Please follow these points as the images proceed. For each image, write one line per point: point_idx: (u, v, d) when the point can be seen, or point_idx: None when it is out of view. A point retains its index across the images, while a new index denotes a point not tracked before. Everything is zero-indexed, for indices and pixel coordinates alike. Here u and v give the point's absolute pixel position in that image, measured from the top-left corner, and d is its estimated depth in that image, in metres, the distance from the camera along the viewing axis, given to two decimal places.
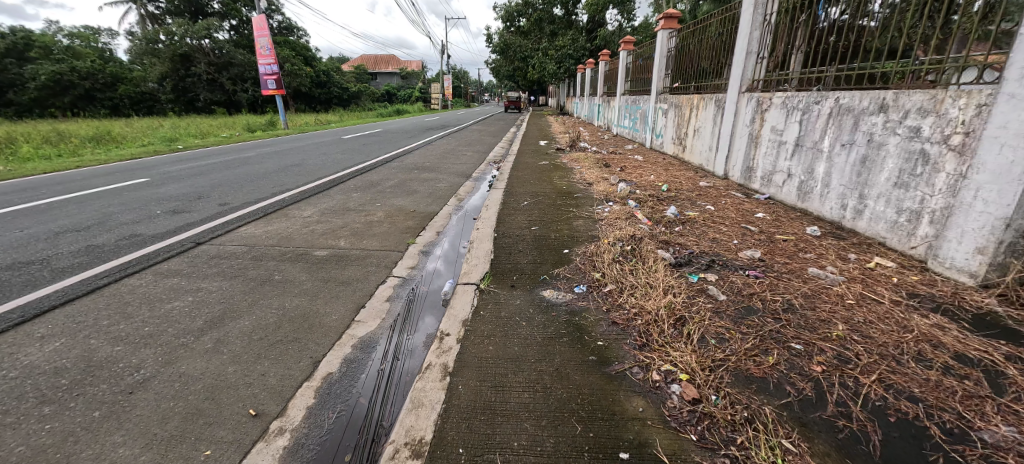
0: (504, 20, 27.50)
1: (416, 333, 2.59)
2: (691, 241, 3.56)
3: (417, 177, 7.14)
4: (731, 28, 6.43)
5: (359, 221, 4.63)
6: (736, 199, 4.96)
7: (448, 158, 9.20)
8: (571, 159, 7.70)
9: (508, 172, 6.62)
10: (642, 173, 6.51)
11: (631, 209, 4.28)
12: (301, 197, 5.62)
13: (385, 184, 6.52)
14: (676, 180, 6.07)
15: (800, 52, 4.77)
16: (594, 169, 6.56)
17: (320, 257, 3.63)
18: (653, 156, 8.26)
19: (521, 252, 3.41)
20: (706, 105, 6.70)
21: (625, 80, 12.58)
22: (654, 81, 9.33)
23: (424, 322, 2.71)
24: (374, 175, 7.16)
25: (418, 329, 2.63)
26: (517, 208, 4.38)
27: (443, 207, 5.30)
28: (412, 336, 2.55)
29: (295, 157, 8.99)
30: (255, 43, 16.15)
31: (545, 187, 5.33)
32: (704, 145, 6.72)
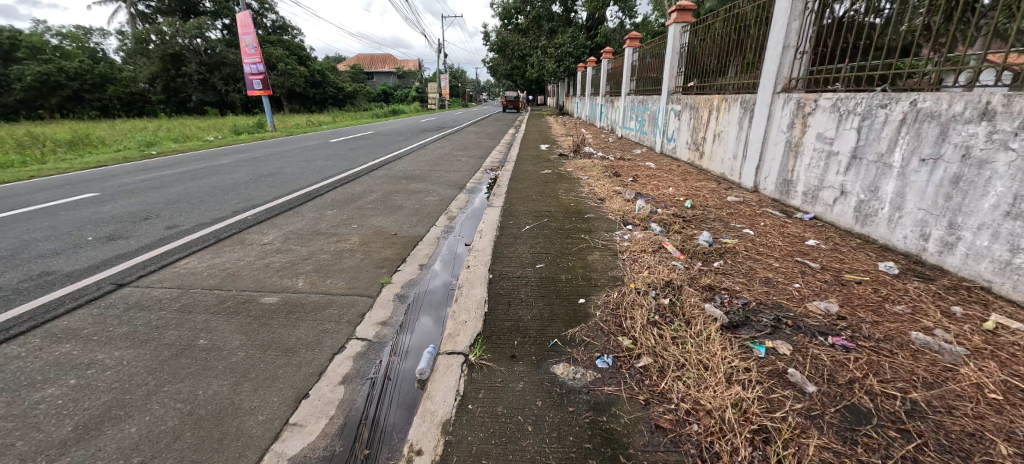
0: (501, 19, 26.74)
1: (414, 335, 2.60)
2: (741, 285, 2.79)
3: (404, 189, 6.35)
4: (753, 21, 5.79)
5: (327, 250, 3.84)
6: (776, 220, 4.19)
7: (441, 165, 8.42)
8: (577, 167, 6.92)
9: (506, 184, 5.81)
10: (658, 184, 5.74)
11: (656, 236, 3.51)
12: (266, 216, 4.84)
13: (367, 199, 5.74)
14: (699, 193, 5.30)
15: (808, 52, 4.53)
16: (604, 180, 5.77)
17: (267, 306, 2.84)
18: (666, 163, 7.49)
19: (524, 302, 2.63)
20: (730, 107, 5.92)
21: (631, 79, 11.78)
22: (664, 79, 8.55)
23: (421, 324, 2.72)
24: (356, 187, 6.37)
25: (415, 332, 2.63)
26: (517, 236, 3.61)
27: (429, 228, 4.50)
28: (410, 338, 2.56)
29: (273, 165, 8.16)
30: (239, 41, 15.30)
31: (548, 204, 4.55)
32: (728, 152, 5.95)
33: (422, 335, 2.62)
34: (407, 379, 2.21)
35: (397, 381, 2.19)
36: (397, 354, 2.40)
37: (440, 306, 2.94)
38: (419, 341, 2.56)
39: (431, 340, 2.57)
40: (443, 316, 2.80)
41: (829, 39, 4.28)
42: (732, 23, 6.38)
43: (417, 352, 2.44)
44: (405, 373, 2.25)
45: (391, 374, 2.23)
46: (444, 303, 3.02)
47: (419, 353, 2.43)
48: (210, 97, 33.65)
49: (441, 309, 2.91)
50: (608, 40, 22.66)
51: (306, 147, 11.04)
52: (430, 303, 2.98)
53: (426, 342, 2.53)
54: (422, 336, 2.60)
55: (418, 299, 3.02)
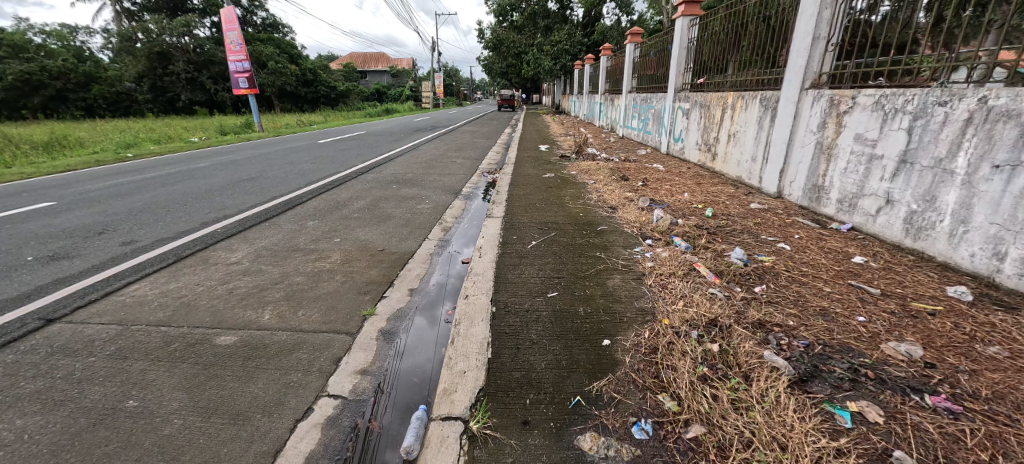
0: (496, 15, 26.20)
1: (409, 334, 2.54)
2: (794, 320, 2.32)
3: (394, 195, 5.84)
4: (753, 18, 5.80)
5: (303, 271, 3.32)
6: (812, 232, 3.73)
7: (435, 167, 7.92)
8: (580, 170, 6.43)
9: (505, 189, 5.31)
10: (671, 190, 5.26)
11: (683, 255, 3.03)
12: (238, 229, 4.32)
13: (353, 207, 5.22)
14: (718, 199, 4.83)
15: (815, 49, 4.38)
16: (612, 186, 5.29)
17: (220, 350, 2.32)
18: (675, 165, 7.02)
19: (536, 345, 2.14)
20: (748, 105, 5.46)
21: (632, 76, 11.31)
22: (671, 75, 8.08)
23: (416, 323, 2.66)
24: (342, 194, 5.85)
25: (410, 331, 2.57)
26: (523, 254, 3.11)
27: (420, 242, 3.98)
28: (405, 338, 2.50)
29: (253, 169, 7.59)
30: (223, 37, 14.65)
31: (554, 214, 4.07)
32: (745, 154, 5.50)
33: (417, 335, 2.56)
34: (404, 379, 2.16)
35: (394, 380, 2.14)
36: (393, 353, 2.34)
37: (435, 306, 2.88)
38: (415, 341, 2.51)
39: (426, 340, 2.51)
40: (439, 317, 2.74)
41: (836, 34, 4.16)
42: (733, 20, 6.32)
43: (413, 352, 2.38)
44: (403, 373, 2.20)
45: (386, 375, 2.17)
46: (439, 302, 2.95)
47: (415, 354, 2.37)
48: (198, 96, 32.82)
49: (437, 310, 2.84)
50: (605, 38, 22.20)
51: (292, 148, 10.45)
52: (426, 302, 2.92)
53: (422, 342, 2.47)
54: (417, 336, 2.55)
55: (405, 332, 2.56)
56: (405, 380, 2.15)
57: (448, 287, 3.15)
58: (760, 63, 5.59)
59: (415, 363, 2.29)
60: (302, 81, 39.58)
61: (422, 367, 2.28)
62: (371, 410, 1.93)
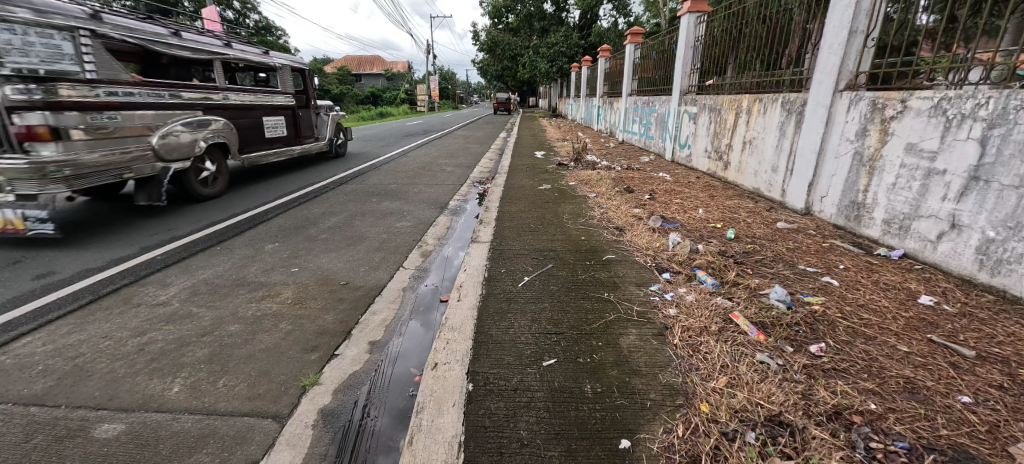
0: (491, 17, 25.66)
1: (402, 339, 2.51)
2: (876, 402, 1.70)
3: (372, 210, 5.22)
4: (752, 19, 5.63)
5: (241, 316, 2.69)
6: (859, 261, 3.13)
7: (422, 176, 7.32)
8: (580, 180, 5.83)
9: (496, 203, 4.69)
10: (683, 204, 4.67)
11: (712, 298, 2.43)
12: (183, 256, 3.70)
13: (323, 225, 4.59)
14: (739, 216, 4.24)
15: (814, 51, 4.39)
16: (618, 201, 4.69)
17: (94, 449, 1.69)
18: (681, 174, 6.45)
19: (526, 450, 1.49)
20: (766, 109, 4.89)
21: (632, 78, 10.74)
22: (675, 77, 7.52)
23: (411, 327, 2.65)
24: (314, 209, 5.22)
25: (405, 335, 2.55)
26: (511, 298, 2.48)
27: (394, 273, 3.36)
28: (398, 343, 2.47)
29: (223, 179, 6.97)
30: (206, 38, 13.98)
31: (550, 238, 3.45)
32: (763, 163, 4.93)
33: (411, 339, 2.54)
34: (397, 385, 2.13)
35: (386, 387, 2.11)
36: (341, 432, 1.80)
37: (430, 308, 2.86)
38: (409, 344, 2.49)
39: (420, 344, 2.49)
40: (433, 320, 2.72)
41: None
42: (734, 20, 6.03)
43: (407, 356, 2.36)
44: (396, 378, 2.18)
45: (374, 389, 2.08)
46: (434, 305, 2.93)
47: (408, 359, 2.33)
48: None
49: (432, 313, 2.83)
50: (602, 39, 21.65)
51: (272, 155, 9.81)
52: (420, 306, 2.89)
53: (417, 345, 2.46)
54: (411, 339, 2.53)
55: (363, 399, 2.01)
56: (398, 384, 2.13)
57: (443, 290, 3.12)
58: (759, 65, 5.44)
59: (408, 368, 2.26)
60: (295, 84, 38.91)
61: (416, 371, 2.25)
62: (361, 418, 1.90)
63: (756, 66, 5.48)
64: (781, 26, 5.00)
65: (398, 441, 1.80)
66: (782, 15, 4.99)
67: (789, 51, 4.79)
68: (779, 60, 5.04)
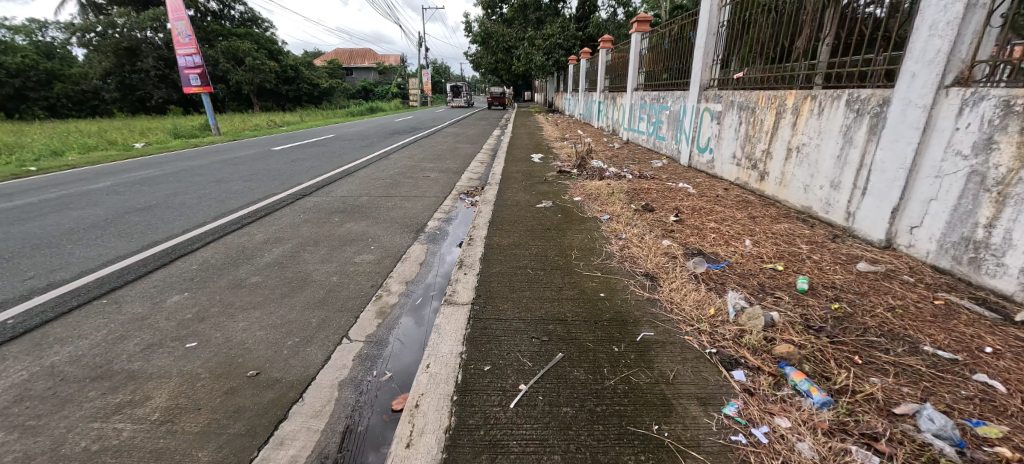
0: (484, 8, 24.38)
1: (396, 335, 2.49)
2: None
3: (331, 235, 4.16)
4: (757, 10, 5.23)
5: (63, 457, 1.66)
6: (1011, 340, 2.12)
7: (400, 185, 6.28)
8: (587, 195, 4.81)
9: (483, 228, 3.65)
10: (721, 231, 3.69)
11: (844, 445, 1.41)
12: (46, 318, 2.65)
13: (259, 261, 3.53)
14: (799, 250, 3.26)
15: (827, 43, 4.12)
16: (639, 227, 3.67)
17: None
18: (705, 184, 5.46)
19: None
20: (823, 109, 3.89)
21: (637, 71, 9.72)
22: (694, 68, 6.49)
23: (404, 322, 2.63)
24: (256, 235, 4.15)
25: (398, 331, 2.53)
26: (499, 441, 1.47)
27: (332, 349, 2.32)
28: (393, 338, 2.46)
29: (161, 190, 5.86)
30: (171, 28, 12.74)
31: (556, 295, 2.44)
32: (818, 175, 3.96)
33: (404, 334, 2.52)
34: (387, 385, 2.09)
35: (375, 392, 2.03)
36: None
37: (421, 305, 2.83)
38: (403, 339, 2.47)
39: (414, 339, 2.48)
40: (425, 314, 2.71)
41: (847, 28, 3.89)
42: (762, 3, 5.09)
43: (400, 353, 2.34)
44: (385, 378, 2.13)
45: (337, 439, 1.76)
46: (425, 300, 2.92)
47: (400, 357, 2.30)
48: (170, 94, 30.64)
49: (424, 307, 2.81)
50: (600, 31, 20.51)
51: (236, 158, 8.68)
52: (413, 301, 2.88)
53: (410, 340, 2.44)
54: (405, 335, 2.51)
55: None
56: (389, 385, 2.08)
57: (435, 286, 3.11)
58: (761, 58, 5.20)
59: (400, 364, 2.24)
60: (282, 78, 37.38)
61: (409, 367, 2.23)
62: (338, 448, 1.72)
63: (759, 59, 5.22)
64: (789, 16, 4.69)
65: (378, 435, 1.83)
66: (791, 5, 4.67)
67: (801, 41, 4.49)
68: (787, 52, 4.76)
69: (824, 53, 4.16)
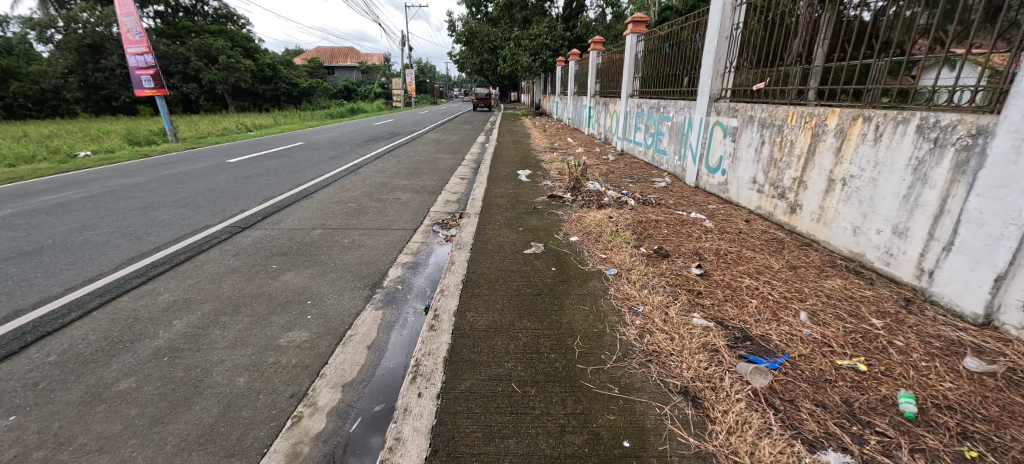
0: (468, 6, 23.31)
1: (381, 348, 2.57)
2: None
3: (258, 295, 3.21)
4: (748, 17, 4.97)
5: None
6: None
7: (363, 213, 5.33)
8: (586, 233, 3.93)
9: (454, 294, 2.74)
10: (762, 292, 2.86)
11: None
12: None
13: (144, 347, 2.59)
14: (872, 330, 2.46)
15: (822, 51, 3.94)
16: (658, 289, 2.81)
17: None
18: (722, 214, 4.65)
19: None
20: (882, 135, 3.12)
21: (632, 76, 8.90)
22: (701, 75, 5.72)
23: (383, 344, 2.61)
24: (159, 297, 3.20)
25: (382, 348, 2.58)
26: None
27: None
28: (378, 350, 2.55)
29: (68, 223, 4.81)
30: (119, 24, 11.51)
31: (555, 448, 1.57)
32: (871, 214, 3.21)
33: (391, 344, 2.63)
34: (375, 391, 2.21)
35: (365, 401, 2.14)
36: None
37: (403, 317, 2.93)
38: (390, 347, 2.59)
39: (399, 344, 2.62)
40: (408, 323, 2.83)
41: (845, 37, 3.71)
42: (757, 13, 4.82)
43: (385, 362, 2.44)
44: (373, 386, 2.24)
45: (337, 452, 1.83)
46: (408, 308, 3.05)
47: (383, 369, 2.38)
48: None
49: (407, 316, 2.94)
50: (589, 32, 19.76)
51: (179, 173, 7.56)
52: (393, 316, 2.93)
53: (395, 348, 2.58)
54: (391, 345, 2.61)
55: None
56: (378, 390, 2.21)
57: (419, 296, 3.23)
58: (749, 66, 4.97)
59: (385, 371, 2.35)
60: (259, 78, 35.79)
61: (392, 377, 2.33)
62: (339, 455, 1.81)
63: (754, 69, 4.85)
64: (781, 22, 4.48)
65: (371, 443, 1.87)
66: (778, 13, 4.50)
67: (796, 46, 4.25)
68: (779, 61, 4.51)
69: (819, 56, 3.98)
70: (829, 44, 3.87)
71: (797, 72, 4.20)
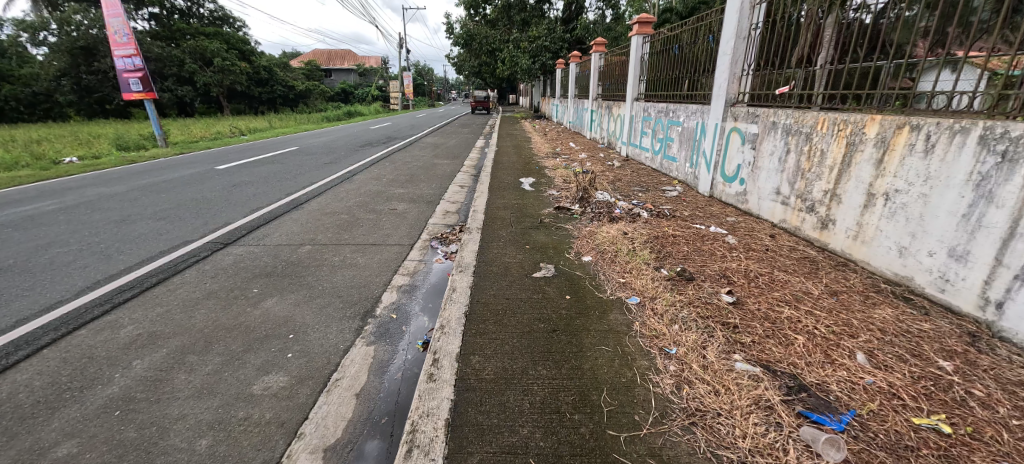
0: (466, 8, 22.99)
1: (373, 394, 2.24)
2: None
3: (233, 327, 2.85)
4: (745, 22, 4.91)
5: None
6: None
7: (356, 226, 4.97)
8: (601, 251, 3.54)
9: (455, 331, 2.38)
10: (806, 326, 2.51)
11: None
12: None
13: (94, 398, 2.23)
14: (943, 375, 2.11)
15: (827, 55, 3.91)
16: (690, 324, 2.45)
17: None
18: (744, 228, 4.31)
19: None
20: (935, 146, 2.78)
21: (637, 79, 8.57)
22: (716, 77, 5.39)
23: (375, 389, 2.27)
24: (121, 331, 2.84)
25: (374, 395, 2.24)
26: None
27: None
28: (371, 396, 2.22)
29: (35, 239, 4.44)
30: (106, 26, 11.13)
31: None
32: (921, 233, 2.87)
33: (384, 389, 2.29)
34: (365, 449, 1.88)
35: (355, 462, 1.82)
36: None
37: (398, 354, 2.58)
38: (384, 392, 2.26)
39: (394, 390, 2.28)
40: (404, 363, 2.49)
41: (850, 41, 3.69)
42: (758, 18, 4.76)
43: (378, 413, 2.11)
44: (363, 444, 1.91)
45: None
46: (404, 342, 2.70)
47: (375, 422, 2.04)
48: None
49: (403, 353, 2.59)
50: (589, 34, 19.46)
51: (163, 182, 7.18)
52: (386, 354, 2.57)
53: (390, 394, 2.24)
54: (385, 390, 2.28)
55: None
56: (370, 448, 1.89)
57: (415, 328, 2.87)
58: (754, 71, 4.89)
59: (377, 424, 2.02)
60: (255, 80, 35.38)
61: (384, 432, 1.99)
62: None
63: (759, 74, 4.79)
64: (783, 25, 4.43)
65: None
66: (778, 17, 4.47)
67: (799, 49, 4.20)
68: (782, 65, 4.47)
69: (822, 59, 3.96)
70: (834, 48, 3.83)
71: (802, 75, 4.17)
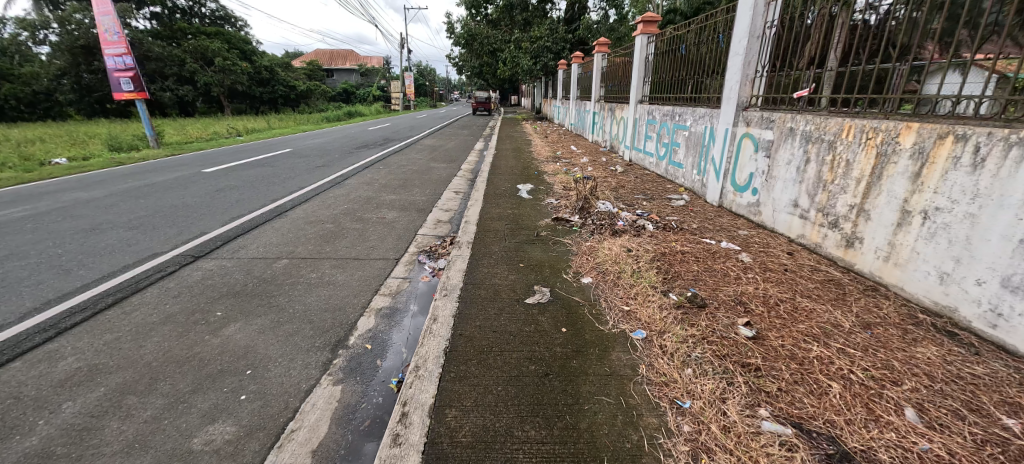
0: (468, 8, 22.68)
1: (333, 450, 1.89)
2: None
3: (186, 360, 2.52)
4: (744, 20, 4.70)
5: None
6: None
7: (341, 237, 4.64)
8: (602, 272, 3.19)
9: (432, 375, 2.04)
10: (841, 370, 2.16)
11: None
12: None
13: (5, 453, 1.90)
14: (1012, 438, 1.75)
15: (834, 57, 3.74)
16: (706, 367, 2.10)
17: None
18: (759, 244, 3.95)
19: None
20: (986, 160, 2.44)
21: (642, 80, 8.22)
22: (728, 78, 5.03)
23: (337, 444, 1.93)
24: (59, 364, 2.51)
25: (334, 451, 1.89)
26: None
27: None
28: (330, 453, 1.87)
29: None
30: (96, 24, 10.85)
31: None
32: (967, 257, 2.52)
33: (348, 442, 1.95)
34: None
35: None
36: None
37: (368, 397, 2.23)
38: (347, 447, 1.92)
39: (359, 444, 1.94)
40: (374, 409, 2.14)
41: (857, 42, 3.54)
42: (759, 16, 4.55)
43: None
44: None
45: None
46: (376, 382, 2.35)
47: None
48: None
49: (374, 395, 2.25)
50: (591, 34, 19.16)
51: (145, 186, 6.87)
52: (354, 397, 2.23)
53: (353, 451, 1.89)
54: (349, 444, 1.94)
55: None
56: None
57: (390, 362, 2.53)
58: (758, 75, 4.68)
59: None
60: (256, 80, 35.16)
61: None
62: None
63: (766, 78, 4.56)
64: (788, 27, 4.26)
65: None
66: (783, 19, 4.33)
67: (805, 51, 4.03)
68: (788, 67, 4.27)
69: (830, 62, 3.79)
70: (842, 49, 3.66)
71: (809, 78, 4.00)
